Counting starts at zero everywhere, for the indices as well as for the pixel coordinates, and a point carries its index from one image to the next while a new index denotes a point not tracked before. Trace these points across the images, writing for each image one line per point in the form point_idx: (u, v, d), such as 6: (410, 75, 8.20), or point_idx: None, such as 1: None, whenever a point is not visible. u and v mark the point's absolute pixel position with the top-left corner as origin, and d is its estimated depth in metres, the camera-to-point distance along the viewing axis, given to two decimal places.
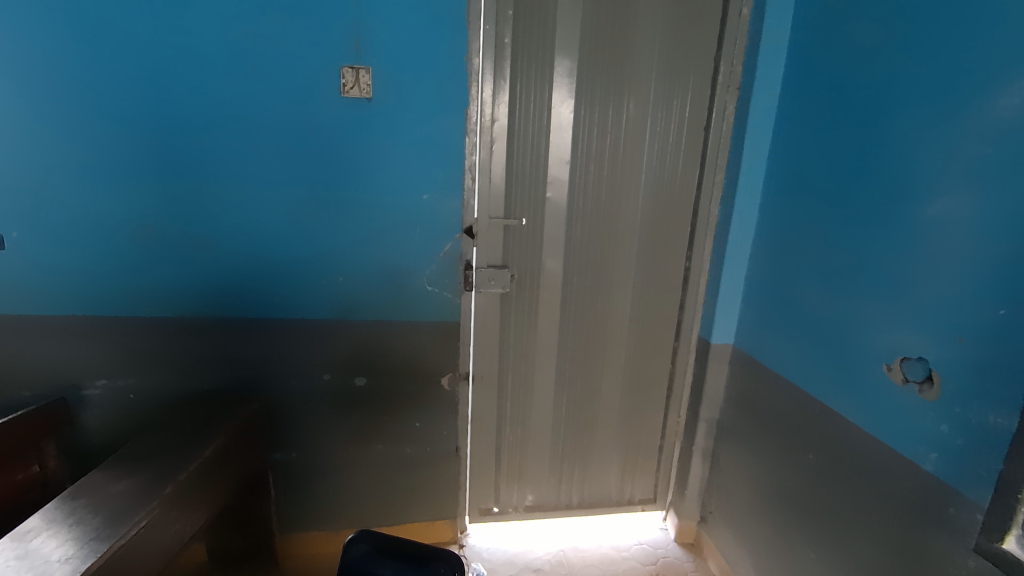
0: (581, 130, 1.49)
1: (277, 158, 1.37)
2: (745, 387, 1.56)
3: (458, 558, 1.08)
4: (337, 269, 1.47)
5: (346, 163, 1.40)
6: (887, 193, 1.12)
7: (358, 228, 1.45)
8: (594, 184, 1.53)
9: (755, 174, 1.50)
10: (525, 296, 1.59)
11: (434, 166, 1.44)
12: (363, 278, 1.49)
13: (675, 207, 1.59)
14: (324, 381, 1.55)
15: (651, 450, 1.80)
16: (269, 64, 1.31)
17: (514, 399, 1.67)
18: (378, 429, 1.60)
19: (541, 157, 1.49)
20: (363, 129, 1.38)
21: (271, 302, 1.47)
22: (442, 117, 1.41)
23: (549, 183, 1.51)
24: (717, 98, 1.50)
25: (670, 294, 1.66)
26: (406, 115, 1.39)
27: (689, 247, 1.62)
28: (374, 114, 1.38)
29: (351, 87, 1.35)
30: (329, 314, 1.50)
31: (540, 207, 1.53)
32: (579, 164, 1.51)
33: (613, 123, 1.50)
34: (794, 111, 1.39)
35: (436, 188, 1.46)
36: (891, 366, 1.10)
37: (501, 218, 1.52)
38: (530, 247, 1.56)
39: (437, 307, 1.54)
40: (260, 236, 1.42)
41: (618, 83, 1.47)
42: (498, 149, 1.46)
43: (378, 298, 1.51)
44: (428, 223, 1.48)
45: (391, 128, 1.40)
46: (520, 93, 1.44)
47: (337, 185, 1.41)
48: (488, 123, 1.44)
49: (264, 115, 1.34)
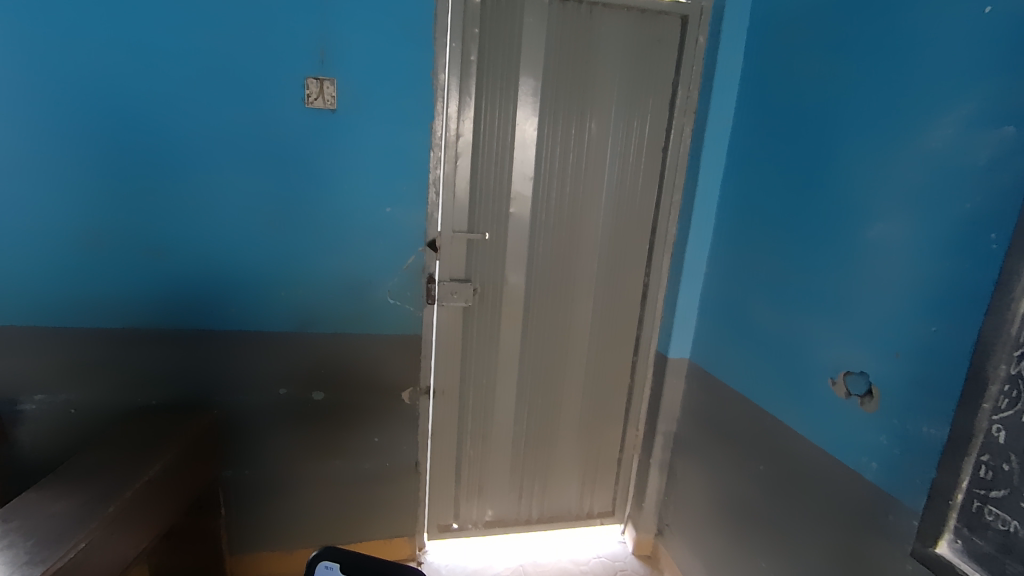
0: (544, 148, 1.52)
1: (236, 167, 1.35)
2: (701, 400, 1.60)
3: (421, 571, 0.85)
4: (297, 280, 1.45)
5: (308, 174, 1.39)
6: (830, 216, 1.18)
7: (320, 240, 1.43)
8: (556, 201, 1.56)
9: (710, 195, 1.56)
10: (487, 310, 1.60)
11: (397, 179, 1.44)
12: (323, 291, 1.47)
13: (634, 225, 1.63)
14: (280, 395, 1.51)
15: (610, 464, 1.81)
16: (231, 73, 1.29)
17: (475, 413, 1.67)
18: (336, 444, 1.57)
19: (505, 173, 1.51)
20: (327, 141, 1.38)
21: (226, 314, 1.43)
22: (408, 131, 1.41)
23: (512, 198, 1.53)
24: (674, 121, 1.56)
25: (629, 309, 1.69)
26: (371, 128, 1.39)
27: (648, 264, 1.66)
28: (338, 126, 1.37)
29: (315, 98, 1.34)
30: (288, 327, 1.47)
31: (504, 221, 1.55)
32: (542, 181, 1.54)
33: (576, 142, 1.53)
34: (746, 138, 1.45)
35: (399, 201, 1.46)
36: (835, 380, 1.15)
37: (465, 232, 1.52)
38: (493, 262, 1.57)
39: (399, 320, 1.53)
40: (217, 246, 1.38)
41: (580, 103, 1.51)
42: (463, 164, 1.47)
43: (339, 310, 1.49)
44: (391, 235, 1.47)
45: (356, 141, 1.39)
46: (485, 110, 1.46)
47: (299, 196, 1.40)
48: (454, 138, 1.45)
49: (224, 123, 1.31)
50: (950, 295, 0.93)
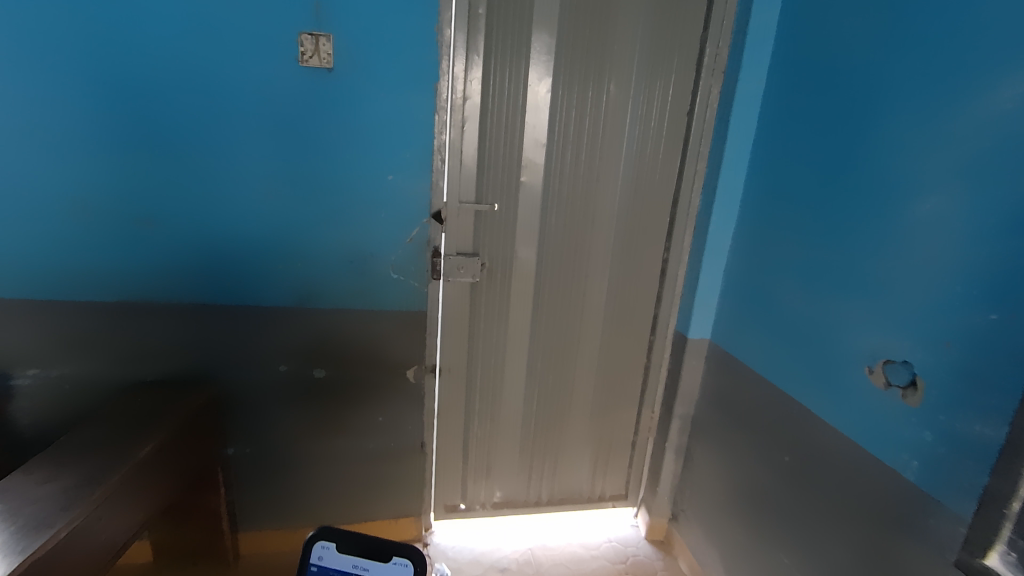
0: (558, 112, 1.40)
1: (227, 132, 1.25)
2: (722, 384, 1.50)
3: (420, 552, 0.90)
4: (295, 253, 1.37)
5: (303, 141, 1.29)
6: (873, 187, 1.06)
7: (319, 211, 1.35)
8: (571, 170, 1.45)
9: (738, 164, 1.43)
10: (496, 286, 1.51)
11: (400, 146, 1.34)
12: (323, 265, 1.39)
13: (655, 196, 1.52)
14: (280, 373, 1.45)
15: (623, 447, 1.74)
16: (217, 28, 1.19)
17: (482, 393, 1.60)
18: (338, 423, 1.51)
19: (516, 139, 1.40)
20: (323, 104, 1.28)
21: (221, 288, 1.37)
22: (410, 92, 1.31)
23: (523, 166, 1.43)
24: (701, 83, 1.43)
25: (648, 286, 1.59)
26: (371, 90, 1.29)
27: (668, 238, 1.55)
28: (335, 87, 1.27)
29: (311, 55, 1.24)
30: (286, 302, 1.40)
31: (514, 192, 1.44)
32: (555, 148, 1.43)
33: (592, 105, 1.41)
34: (781, 100, 1.32)
35: (402, 169, 1.36)
36: (873, 368, 1.05)
37: (473, 203, 1.43)
38: (502, 235, 1.47)
39: (403, 296, 1.45)
40: (208, 216, 1.31)
41: (598, 63, 1.38)
42: (470, 129, 1.37)
43: (339, 285, 1.41)
44: (394, 206, 1.38)
45: (354, 104, 1.29)
46: (494, 70, 1.35)
47: (294, 165, 1.31)
48: (460, 101, 1.35)
49: (212, 84, 1.22)
50: (1015, 278, 0.82)
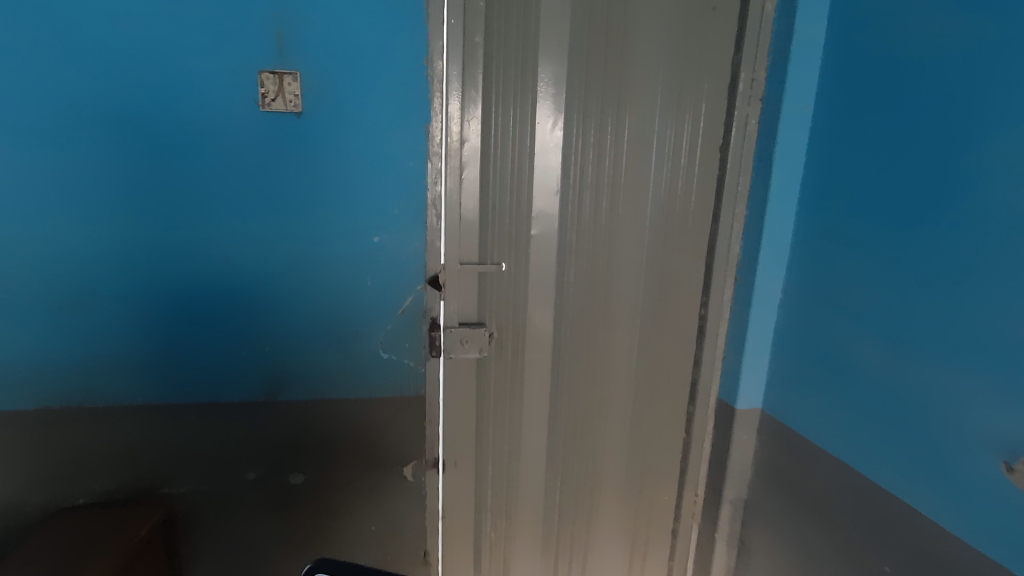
0: (571, 153, 1.19)
1: (176, 195, 1.04)
2: (781, 465, 1.26)
3: None
4: (261, 335, 1.13)
5: (268, 199, 1.08)
6: (979, 232, 0.86)
7: (289, 283, 1.12)
8: (589, 220, 1.23)
9: (786, 204, 1.22)
10: (507, 359, 1.26)
11: (386, 200, 1.12)
12: (296, 347, 1.15)
13: (687, 244, 1.30)
14: (247, 481, 1.18)
15: (662, 536, 1.48)
16: (163, 72, 1.00)
17: (495, 486, 1.34)
18: (323, 537, 1.24)
19: (524, 186, 1.18)
20: (291, 154, 1.06)
21: (171, 383, 1.11)
22: (395, 137, 1.10)
23: (534, 217, 1.20)
24: (736, 111, 1.23)
25: (683, 348, 1.36)
26: (348, 137, 1.08)
27: (703, 291, 1.33)
28: (304, 135, 1.06)
29: (275, 96, 1.03)
30: (253, 394, 1.15)
31: (524, 247, 1.21)
32: (570, 195, 1.21)
33: (612, 143, 1.20)
34: (836, 127, 1.11)
35: (389, 228, 1.13)
36: (1013, 468, 0.81)
37: (475, 263, 1.20)
38: (512, 299, 1.24)
39: (395, 378, 1.20)
40: (155, 297, 1.07)
41: (617, 93, 1.18)
42: (469, 177, 1.15)
43: (318, 370, 1.17)
44: (380, 272, 1.15)
45: (327, 153, 1.08)
46: (495, 107, 1.13)
47: (258, 229, 1.08)
48: (456, 145, 1.12)
49: (158, 137, 1.02)
50: None
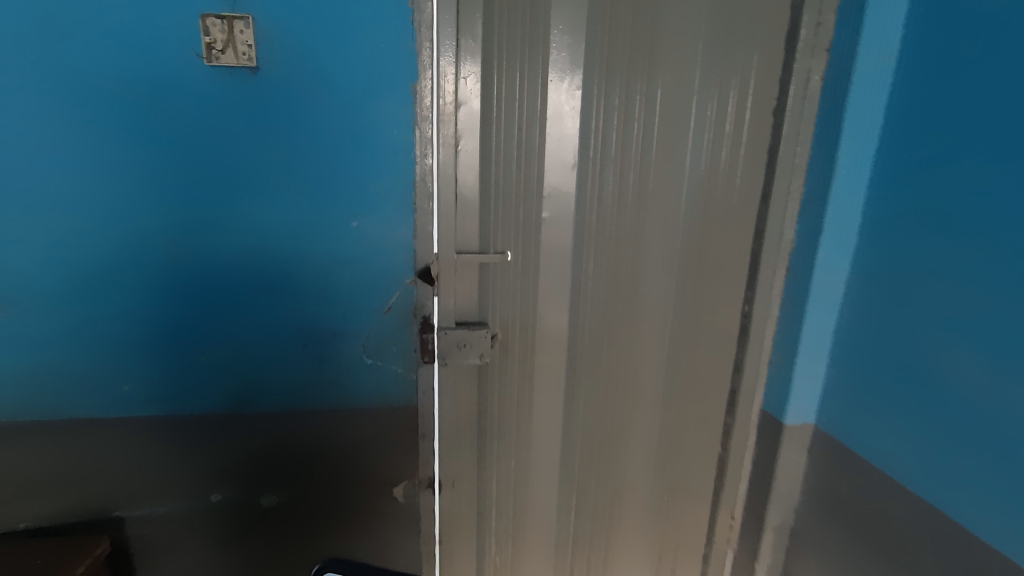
0: (591, 118, 0.97)
1: (109, 174, 0.86)
2: (837, 491, 1.06)
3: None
4: (222, 338, 0.96)
5: (223, 178, 0.89)
6: None
7: (253, 278, 0.94)
8: (612, 201, 1.02)
9: (855, 181, 1.00)
10: (513, 365, 1.07)
11: (367, 177, 0.93)
12: (265, 351, 0.98)
13: (729, 230, 1.08)
14: (213, 505, 1.03)
15: (692, 562, 1.30)
16: (88, 18, 0.80)
17: (501, 508, 1.16)
18: (303, 565, 1.09)
19: (533, 160, 0.97)
20: (247, 124, 0.88)
21: (117, 395, 0.95)
22: (374, 101, 0.90)
23: (546, 197, 0.99)
24: (796, 66, 1.00)
25: (722, 351, 1.16)
26: (317, 101, 0.89)
27: (746, 286, 1.13)
28: (263, 98, 0.87)
29: (221, 46, 0.83)
30: (214, 406, 0.98)
31: (534, 234, 1.01)
32: (589, 170, 1.00)
33: (642, 106, 0.98)
34: (925, 85, 0.89)
35: (372, 211, 0.95)
36: None
37: (476, 253, 1.00)
38: (519, 296, 1.04)
39: (381, 387, 1.03)
40: (90, 295, 0.90)
41: (649, 43, 0.95)
42: (467, 149, 0.95)
43: (291, 377, 1.00)
44: (362, 263, 0.96)
45: (292, 121, 0.89)
46: (497, 62, 0.92)
47: (212, 214, 0.90)
48: (451, 110, 0.92)
49: (86, 99, 0.83)
50: None
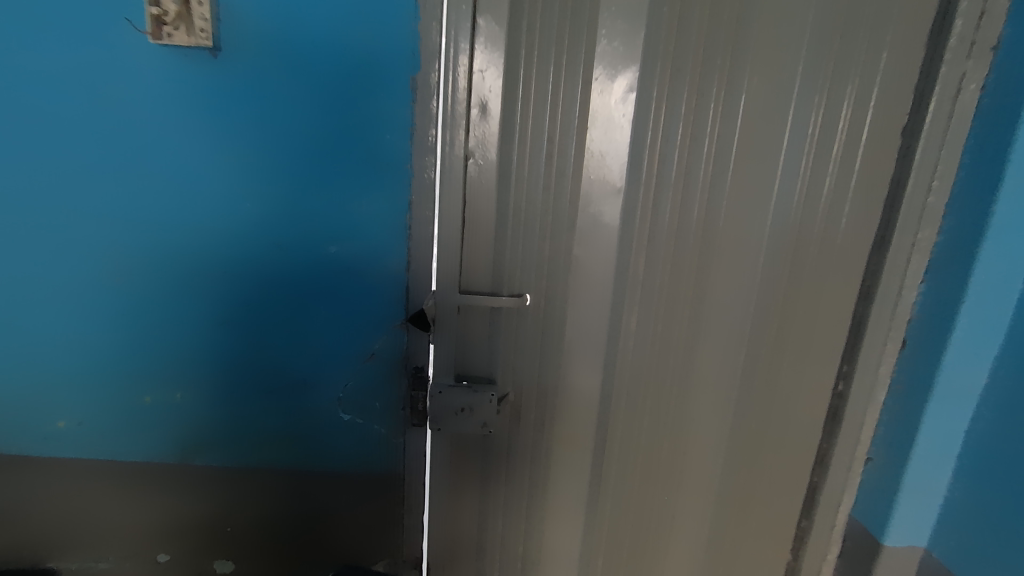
0: (646, 131, 0.73)
1: (62, 184, 0.76)
2: None
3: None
4: (176, 375, 0.83)
5: (174, 189, 0.76)
6: None
7: (213, 308, 0.81)
8: (668, 240, 0.78)
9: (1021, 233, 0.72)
10: (527, 435, 0.85)
11: (352, 194, 0.78)
12: (219, 395, 0.84)
13: (823, 288, 0.81)
14: (161, 565, 0.90)
15: None
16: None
17: None
18: None
19: (567, 182, 0.75)
20: (213, 124, 0.75)
21: (57, 429, 0.84)
22: (364, 103, 0.75)
23: (580, 229, 0.77)
24: (944, 68, 0.71)
25: (801, 441, 0.89)
26: (297, 99, 0.74)
27: (839, 357, 0.85)
28: (231, 94, 0.74)
29: (171, 22, 0.71)
30: (160, 453, 0.85)
31: (562, 275, 0.79)
32: (640, 198, 0.76)
33: (716, 120, 0.74)
34: None
35: (354, 234, 0.79)
36: None
37: (485, 295, 0.78)
38: (538, 351, 0.82)
39: (358, 447, 0.86)
40: (37, 318, 0.81)
41: (733, 32, 0.71)
42: (482, 161, 0.74)
43: (252, 426, 0.85)
44: (340, 297, 0.81)
45: (265, 122, 0.75)
46: (524, 51, 0.70)
47: (170, 232, 0.78)
48: (465, 111, 0.72)
49: (33, 93, 0.73)
50: None
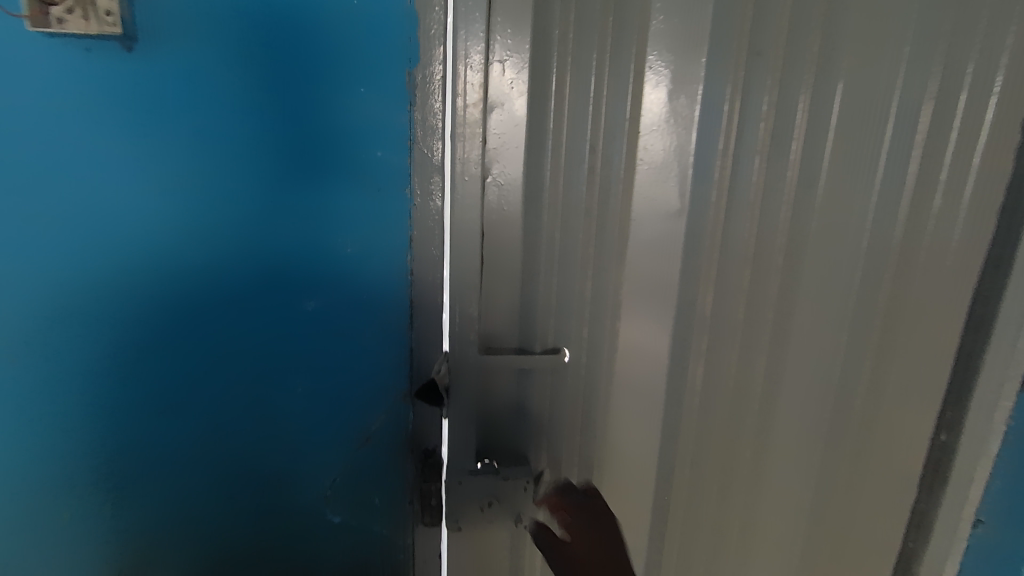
0: (719, 134, 0.56)
1: None
2: None
3: None
4: (100, 479, 0.63)
5: (88, 241, 0.58)
6: None
7: (148, 388, 0.62)
8: (740, 271, 0.60)
9: None
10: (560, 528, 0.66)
11: (334, 231, 0.62)
12: (165, 507, 0.65)
13: (919, 328, 0.59)
14: None
15: None
16: None
17: None
18: None
19: (612, 203, 0.59)
20: (140, 149, 0.57)
21: None
22: (345, 114, 0.59)
23: (629, 265, 0.60)
24: None
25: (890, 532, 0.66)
26: (256, 112, 0.58)
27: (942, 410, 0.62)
28: (165, 108, 0.56)
29: (62, 1, 0.52)
30: None
31: (606, 321, 0.62)
32: (709, 221, 0.59)
33: (803, 121, 0.55)
34: None
35: (340, 281, 0.63)
36: None
37: (512, 354, 0.63)
38: (578, 416, 0.65)
39: (349, 556, 0.70)
40: None
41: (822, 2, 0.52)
42: (501, 178, 0.59)
43: (211, 540, 0.66)
44: (323, 365, 0.64)
45: (213, 143, 0.58)
46: (558, 32, 0.57)
47: (85, 298, 0.59)
48: (477, 116, 0.58)
49: None
50: None
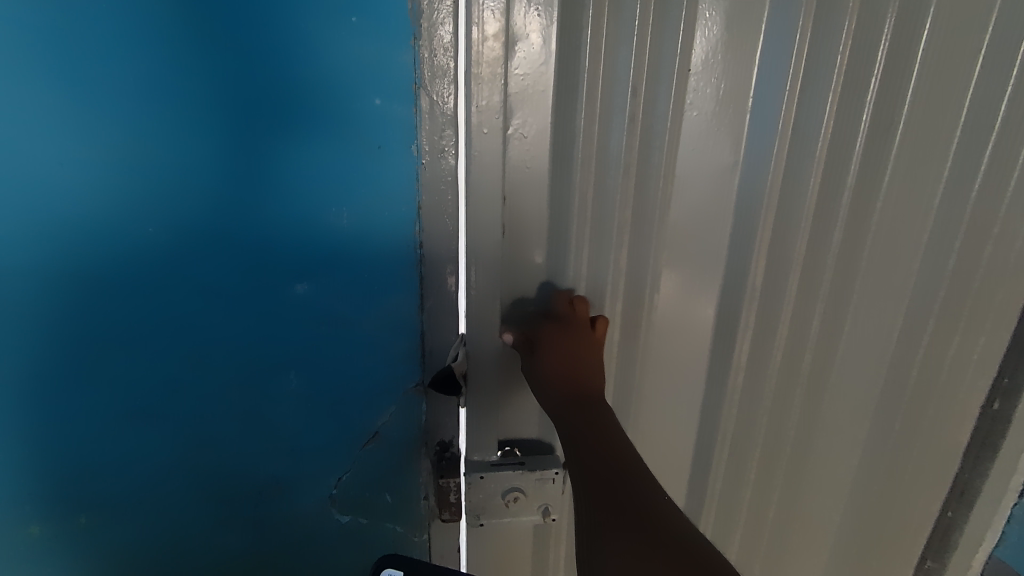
0: (784, 75, 0.48)
1: None
2: None
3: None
4: (56, 497, 0.50)
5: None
6: None
7: (100, 392, 0.48)
8: (799, 231, 0.53)
9: None
10: None
11: (317, 198, 0.46)
12: (141, 527, 0.53)
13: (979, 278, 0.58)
14: None
15: None
16: None
17: None
18: None
19: (656, 156, 0.49)
20: (46, 71, 0.40)
21: None
22: (331, 57, 0.43)
23: (674, 226, 0.52)
24: None
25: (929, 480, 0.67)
26: (202, 22, 0.41)
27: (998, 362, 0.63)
28: (85, 46, 0.40)
29: None
30: None
31: (644, 295, 0.54)
32: (768, 178, 0.51)
33: (885, 55, 0.49)
34: None
35: (328, 262, 0.48)
36: None
37: None
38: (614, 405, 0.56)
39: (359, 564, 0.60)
40: None
41: None
42: (523, 132, 0.47)
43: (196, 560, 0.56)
44: (318, 361, 0.51)
45: (151, 92, 0.42)
46: None
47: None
48: (496, 53, 0.44)
49: None
50: None
